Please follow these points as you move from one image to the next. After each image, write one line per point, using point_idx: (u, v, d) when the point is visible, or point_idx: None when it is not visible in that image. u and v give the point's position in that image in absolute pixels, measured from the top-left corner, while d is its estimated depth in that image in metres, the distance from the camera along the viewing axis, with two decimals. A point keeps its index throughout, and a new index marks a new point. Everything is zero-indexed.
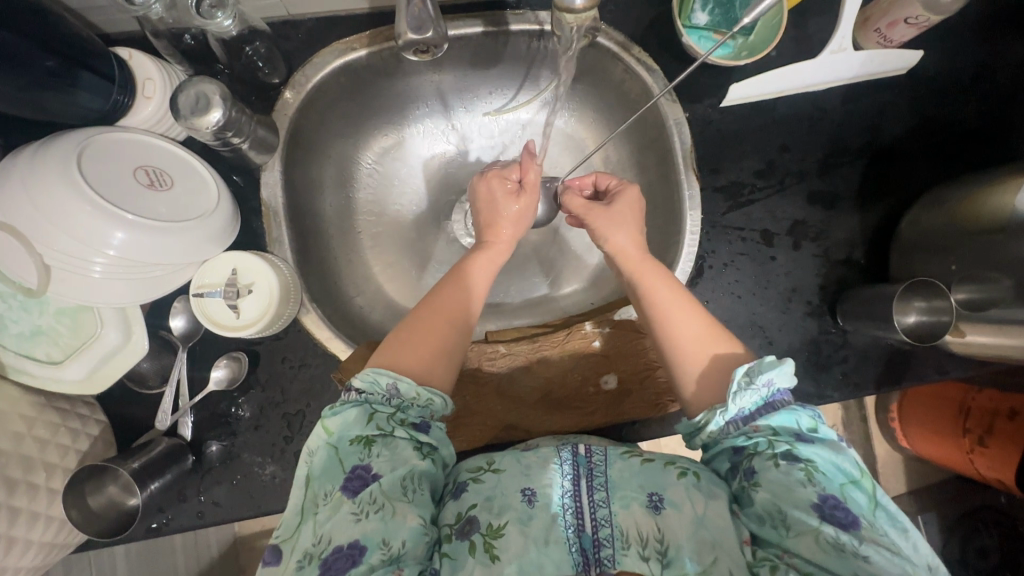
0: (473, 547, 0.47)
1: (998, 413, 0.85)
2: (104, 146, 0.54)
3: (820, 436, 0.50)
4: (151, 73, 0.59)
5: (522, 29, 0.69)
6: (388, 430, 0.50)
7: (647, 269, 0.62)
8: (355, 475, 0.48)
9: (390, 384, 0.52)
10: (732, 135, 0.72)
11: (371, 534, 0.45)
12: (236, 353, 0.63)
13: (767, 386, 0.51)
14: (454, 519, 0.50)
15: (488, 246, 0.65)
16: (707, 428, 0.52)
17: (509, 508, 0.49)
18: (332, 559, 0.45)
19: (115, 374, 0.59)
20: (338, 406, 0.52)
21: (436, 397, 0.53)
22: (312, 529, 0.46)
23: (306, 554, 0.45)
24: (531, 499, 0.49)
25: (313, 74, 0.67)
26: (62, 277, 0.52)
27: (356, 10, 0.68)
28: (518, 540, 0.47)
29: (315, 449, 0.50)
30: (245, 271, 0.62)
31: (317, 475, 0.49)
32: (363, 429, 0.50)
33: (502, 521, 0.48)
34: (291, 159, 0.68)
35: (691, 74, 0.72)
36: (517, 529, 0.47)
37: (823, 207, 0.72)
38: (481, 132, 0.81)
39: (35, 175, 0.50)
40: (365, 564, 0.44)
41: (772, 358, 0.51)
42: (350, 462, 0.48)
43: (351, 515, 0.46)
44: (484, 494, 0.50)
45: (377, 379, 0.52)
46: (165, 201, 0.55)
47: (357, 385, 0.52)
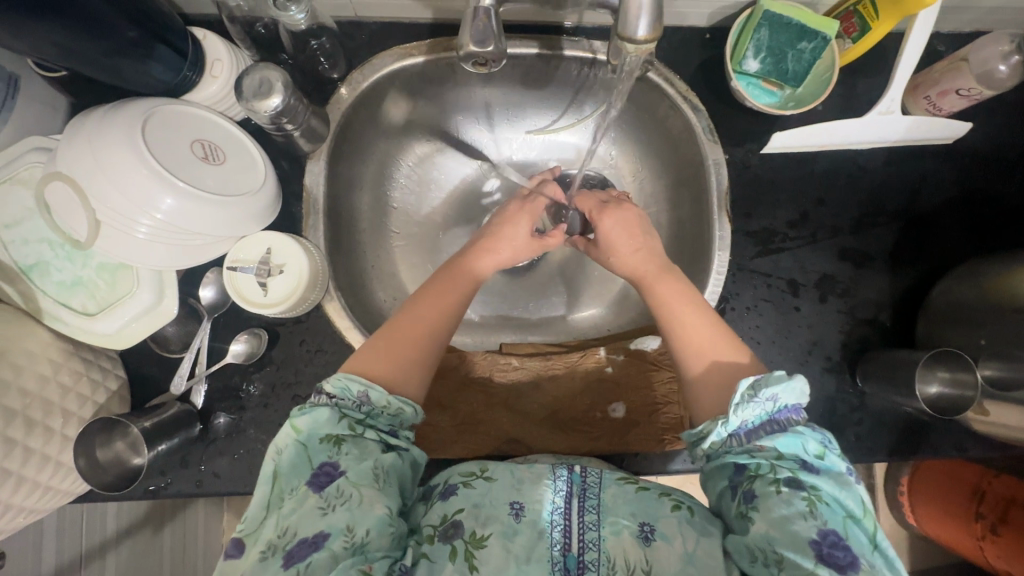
0: (454, 553, 0.47)
1: (1012, 501, 0.82)
2: (167, 117, 0.56)
3: (826, 464, 0.48)
4: (221, 54, 0.62)
5: (576, 55, 0.71)
6: (358, 432, 0.50)
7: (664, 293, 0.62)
8: (320, 473, 0.48)
9: (361, 391, 0.51)
10: (770, 182, 0.73)
11: (335, 522, 0.45)
12: (257, 331, 0.65)
13: (772, 400, 0.49)
14: (438, 522, 0.49)
15: (492, 252, 0.67)
16: (708, 439, 0.51)
17: (494, 520, 0.48)
18: (295, 550, 0.44)
19: (146, 331, 0.59)
20: (308, 406, 0.51)
21: (406, 407, 0.52)
22: (274, 522, 0.45)
23: (271, 544, 0.44)
24: (518, 512, 0.49)
25: (370, 73, 0.69)
26: (110, 234, 0.54)
27: (419, 19, 0.71)
28: (499, 552, 0.46)
29: (286, 444, 0.49)
30: (279, 252, 0.63)
31: (282, 470, 0.48)
32: (334, 427, 0.49)
33: (486, 531, 0.47)
34: (337, 151, 0.70)
35: (736, 117, 0.73)
36: (499, 540, 0.47)
37: (853, 265, 0.71)
38: (522, 147, 0.83)
39: (99, 135, 0.52)
40: (327, 551, 0.44)
41: (780, 373, 0.50)
42: (317, 460, 0.48)
43: (316, 509, 0.46)
44: (473, 501, 0.50)
45: (349, 385, 0.52)
46: (214, 175, 0.57)
47: (329, 389, 0.52)
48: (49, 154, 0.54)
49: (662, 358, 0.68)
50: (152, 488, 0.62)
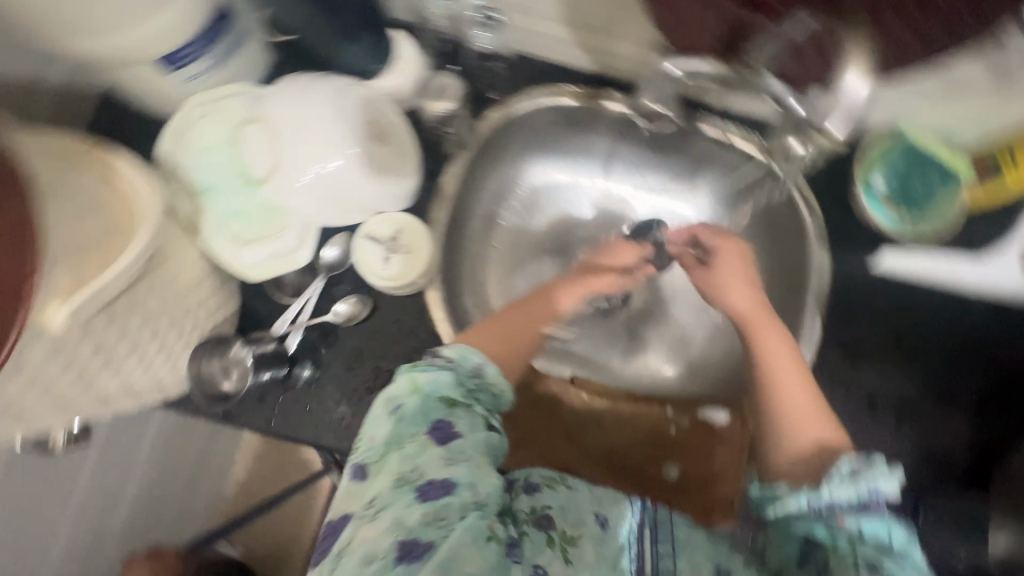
0: (550, 541, 0.44)
1: None
2: (356, 97, 0.64)
3: (911, 560, 0.40)
4: (406, 53, 0.68)
5: (710, 132, 0.76)
6: (471, 402, 0.49)
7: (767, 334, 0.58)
8: (437, 428, 0.46)
9: (478, 364, 0.51)
10: (868, 296, 0.74)
11: (460, 475, 0.43)
12: (363, 298, 0.69)
13: (870, 483, 0.41)
14: (528, 510, 0.47)
15: (585, 279, 0.67)
16: (782, 503, 0.44)
17: (583, 522, 0.46)
18: (423, 490, 0.42)
19: (279, 272, 0.63)
20: (425, 365, 0.49)
21: (507, 392, 0.52)
22: (398, 459, 0.43)
23: (399, 477, 0.43)
24: (604, 523, 0.46)
25: (522, 102, 0.77)
26: (282, 179, 0.61)
27: (579, 67, 0.78)
28: (592, 553, 0.44)
29: (410, 392, 0.47)
30: (407, 237, 0.69)
31: (400, 415, 0.46)
32: (453, 389, 0.48)
33: (577, 532, 0.45)
34: (474, 162, 0.77)
35: (851, 227, 0.75)
36: (592, 542, 0.44)
37: (935, 398, 0.71)
38: (631, 201, 0.88)
39: (305, 98, 0.61)
40: (457, 499, 0.42)
41: (883, 456, 0.42)
42: (435, 416, 0.46)
43: (440, 458, 0.44)
44: (559, 500, 0.48)
45: (467, 355, 0.51)
46: (376, 154, 0.64)
47: (448, 353, 0.51)
48: (257, 99, 0.62)
49: (726, 435, 0.69)
50: (225, 414, 0.67)
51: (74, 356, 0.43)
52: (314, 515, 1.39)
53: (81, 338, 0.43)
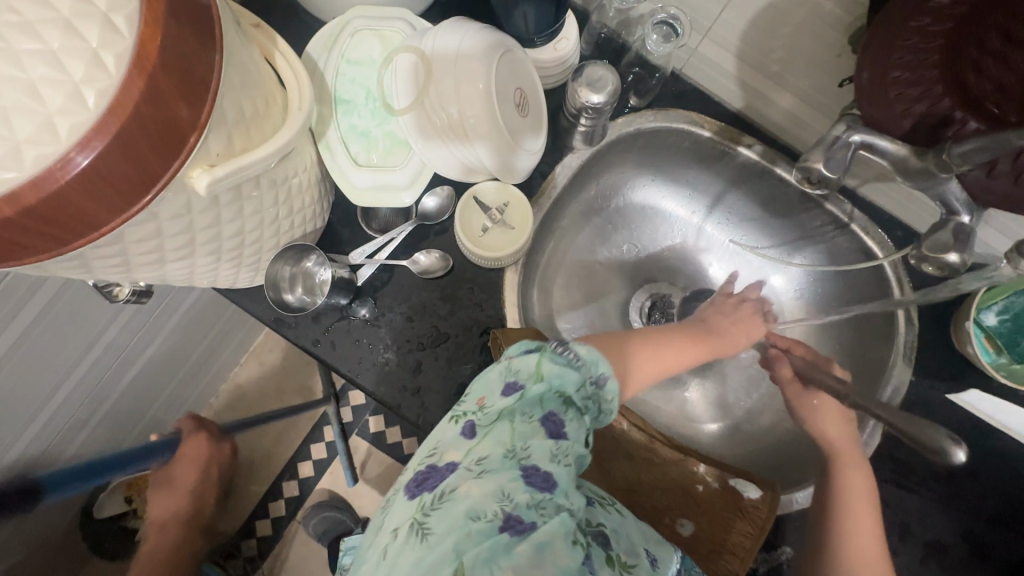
0: (610, 562, 0.43)
1: None
2: (514, 57, 0.62)
3: None
4: (572, 35, 0.67)
5: (832, 211, 0.74)
6: (584, 408, 0.48)
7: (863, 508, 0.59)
8: (549, 419, 0.46)
9: (604, 375, 0.48)
10: (937, 426, 0.71)
11: (561, 474, 0.44)
12: (445, 257, 0.68)
13: None
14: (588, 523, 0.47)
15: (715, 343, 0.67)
16: None
17: (637, 555, 0.46)
18: (528, 474, 0.42)
19: (379, 205, 0.62)
20: (555, 355, 0.48)
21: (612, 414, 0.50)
22: (510, 432, 0.44)
23: (509, 450, 0.43)
24: (653, 561, 0.47)
25: (659, 120, 0.75)
26: (418, 114, 0.59)
27: (727, 103, 0.76)
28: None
29: (538, 375, 0.46)
30: (512, 212, 0.67)
31: (522, 393, 0.46)
32: (574, 390, 0.47)
33: (633, 560, 0.45)
34: (591, 161, 0.76)
35: (942, 351, 0.72)
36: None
37: (968, 550, 0.68)
38: (720, 252, 0.87)
39: (469, 37, 0.58)
40: (554, 498, 0.42)
41: None
42: (550, 407, 0.46)
43: (548, 450, 0.44)
44: (612, 524, 0.47)
45: (596, 362, 0.48)
46: (514, 120, 0.61)
47: (579, 350, 0.48)
48: (418, 30, 0.60)
49: (753, 511, 0.65)
50: (276, 321, 0.67)
51: (194, 223, 0.43)
52: (296, 438, 1.40)
53: (207, 209, 0.42)
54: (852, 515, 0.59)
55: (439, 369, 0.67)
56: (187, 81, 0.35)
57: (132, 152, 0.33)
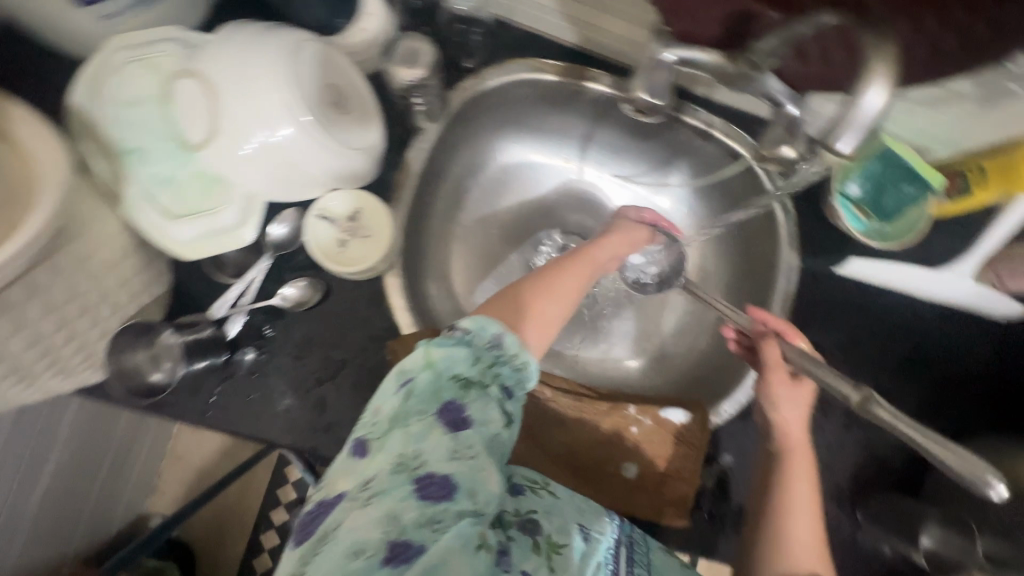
0: (537, 547, 0.43)
1: None
2: (313, 52, 0.55)
3: None
4: (374, 9, 0.60)
5: (693, 124, 0.73)
6: (485, 382, 0.44)
7: (798, 456, 0.55)
8: (447, 410, 0.42)
9: (498, 334, 0.45)
10: (832, 301, 0.75)
11: (462, 475, 0.40)
12: (315, 282, 0.64)
13: None
14: (516, 511, 0.46)
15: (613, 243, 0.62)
16: None
17: (569, 532, 0.45)
18: (424, 483, 0.39)
19: (218, 252, 0.56)
20: (445, 339, 0.45)
21: (532, 366, 0.46)
22: (403, 440, 0.41)
23: (400, 461, 0.40)
24: (586, 537, 0.46)
25: (500, 76, 0.71)
26: (221, 145, 0.52)
27: (563, 41, 0.72)
28: (575, 566, 0.44)
29: (426, 365, 0.43)
30: (367, 217, 0.63)
31: (413, 390, 0.43)
32: (468, 367, 0.44)
33: (565, 539, 0.45)
34: (443, 138, 0.71)
35: (821, 230, 0.75)
36: (575, 556, 0.44)
37: (883, 403, 0.73)
38: (606, 189, 0.84)
39: (251, 44, 0.51)
40: (453, 505, 0.39)
41: None
42: (448, 396, 0.43)
43: (445, 449, 0.41)
44: (544, 505, 0.47)
45: (485, 326, 0.46)
46: (336, 121, 0.56)
47: (465, 325, 0.46)
48: (190, 49, 0.53)
49: (686, 435, 0.68)
50: (155, 403, 0.61)
51: None
52: (257, 491, 1.34)
53: None
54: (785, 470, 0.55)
55: (346, 399, 0.63)
56: None
57: None
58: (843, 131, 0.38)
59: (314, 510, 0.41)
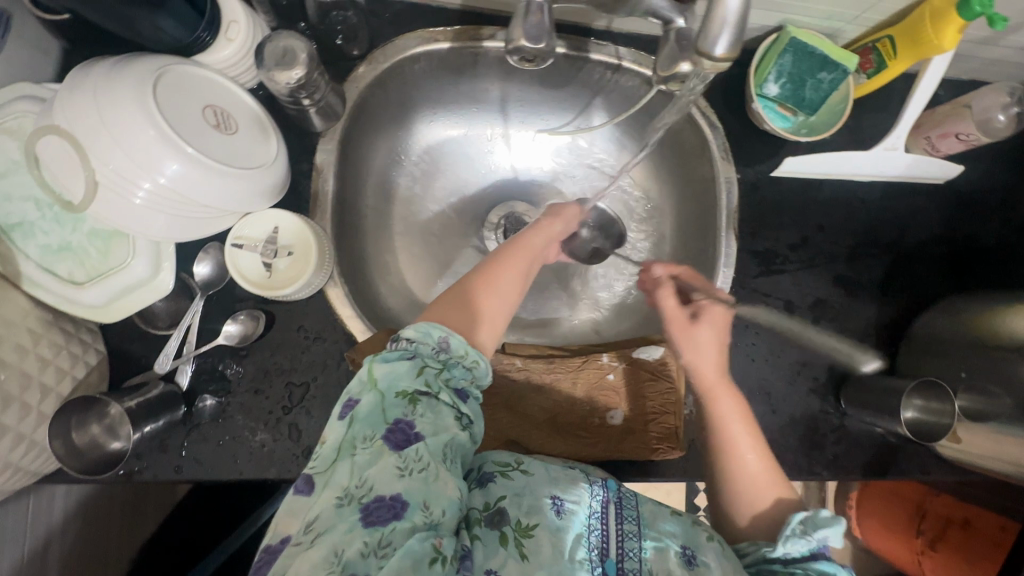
0: (504, 539, 0.48)
1: (952, 522, 1.01)
2: (178, 78, 0.52)
3: None
4: (238, 16, 0.57)
5: (600, 59, 0.71)
6: (434, 391, 0.49)
7: (723, 403, 0.60)
8: (395, 430, 0.46)
9: (443, 337, 0.51)
10: (777, 204, 0.74)
11: (412, 489, 0.44)
12: (255, 312, 0.62)
13: (821, 541, 0.50)
14: (483, 506, 0.50)
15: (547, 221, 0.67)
16: (750, 558, 0.52)
17: (539, 512, 0.49)
18: (372, 505, 0.43)
19: (137, 308, 0.54)
20: (390, 355, 0.50)
21: (482, 361, 0.52)
22: (348, 471, 0.44)
23: (345, 493, 0.44)
24: (560, 510, 0.49)
25: (392, 54, 0.67)
26: (106, 198, 0.49)
27: (447, 5, 0.69)
28: (548, 544, 0.47)
29: (366, 390, 0.47)
30: (286, 233, 0.60)
31: (355, 419, 0.47)
32: (411, 383, 0.48)
33: (533, 521, 0.48)
34: (350, 133, 0.68)
35: (750, 137, 0.74)
36: (546, 534, 0.48)
37: (844, 292, 0.74)
38: (532, 147, 0.82)
39: (106, 84, 0.48)
40: (406, 520, 0.43)
41: (830, 513, 0.50)
42: (393, 415, 0.47)
43: (392, 466, 0.44)
44: (514, 489, 0.51)
45: (430, 332, 0.51)
46: (226, 144, 0.53)
47: (410, 335, 0.51)
48: (44, 103, 0.49)
49: (662, 369, 0.69)
50: (125, 473, 0.59)
51: None
52: None
53: None
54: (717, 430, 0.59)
55: (318, 420, 0.62)
56: None
57: None
58: (713, 37, 0.39)
59: (266, 552, 0.44)
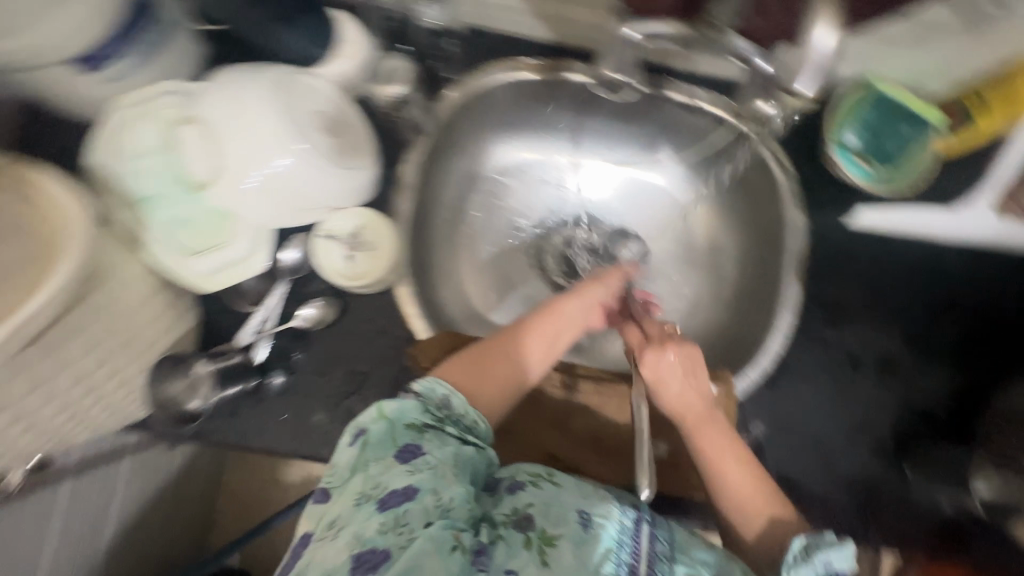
0: (528, 542, 0.47)
1: None
2: (299, 87, 0.60)
3: None
4: (351, 35, 0.63)
5: (676, 98, 0.74)
6: (440, 423, 0.53)
7: (705, 432, 0.56)
8: (405, 448, 0.50)
9: (444, 395, 0.55)
10: (847, 254, 0.73)
11: (424, 482, 0.47)
12: (330, 300, 0.67)
13: (826, 567, 0.44)
14: (509, 512, 0.50)
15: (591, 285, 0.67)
16: None
17: (565, 523, 0.48)
18: (387, 498, 0.46)
19: (238, 279, 0.61)
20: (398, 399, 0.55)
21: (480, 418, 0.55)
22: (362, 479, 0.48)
23: (362, 496, 0.47)
24: (587, 522, 0.49)
25: (481, 79, 0.73)
26: (225, 181, 0.56)
27: (537, 38, 0.74)
28: (571, 554, 0.47)
29: (375, 419, 0.51)
30: (370, 232, 0.66)
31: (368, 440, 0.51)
32: (419, 415, 0.52)
33: (558, 531, 0.48)
34: (435, 148, 0.74)
35: (825, 185, 0.73)
36: (569, 544, 0.47)
37: (916, 353, 0.71)
38: (603, 176, 0.84)
39: (242, 91, 0.57)
40: (419, 504, 0.46)
41: (832, 534, 0.46)
42: (402, 439, 0.51)
43: (403, 471, 0.48)
44: (542, 498, 0.51)
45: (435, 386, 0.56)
46: (329, 145, 0.60)
47: (416, 388, 0.56)
48: (192, 95, 0.57)
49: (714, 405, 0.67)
50: (198, 431, 0.64)
51: None
52: None
53: None
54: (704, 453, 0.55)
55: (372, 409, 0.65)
56: None
57: None
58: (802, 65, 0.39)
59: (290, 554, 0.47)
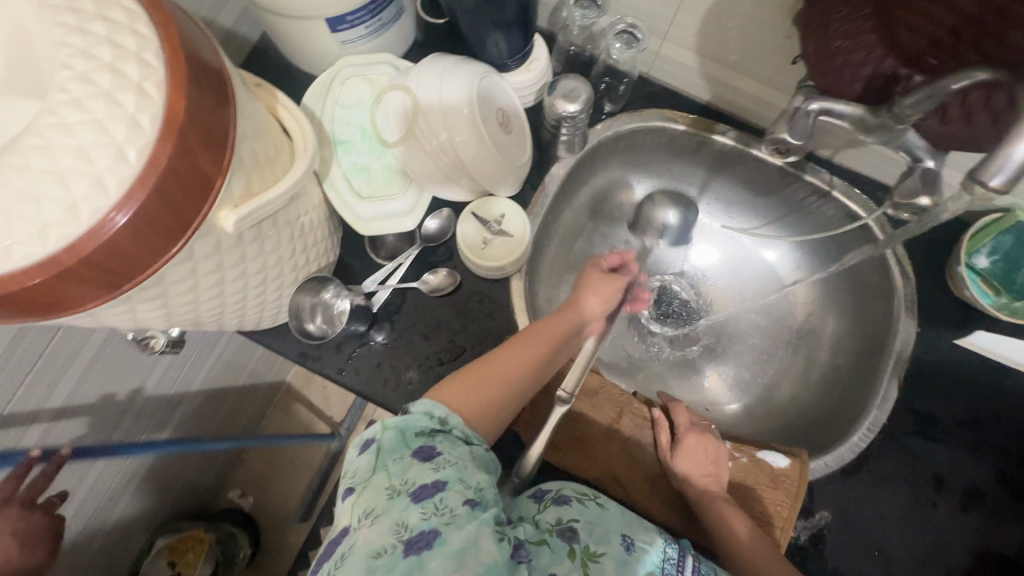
0: (572, 552, 0.53)
1: None
2: (494, 83, 0.67)
3: None
4: (541, 56, 0.73)
5: (812, 181, 0.76)
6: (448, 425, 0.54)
7: (728, 512, 0.61)
8: (422, 448, 0.51)
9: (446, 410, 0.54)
10: (954, 374, 0.72)
11: (450, 473, 0.49)
12: (453, 273, 0.72)
13: None
14: (554, 520, 0.56)
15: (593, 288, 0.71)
16: None
17: (609, 542, 0.54)
18: (419, 490, 0.48)
19: (385, 231, 0.69)
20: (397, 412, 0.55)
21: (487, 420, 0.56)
22: (387, 476, 0.49)
23: (390, 489, 0.49)
24: (628, 546, 0.54)
25: (635, 119, 0.79)
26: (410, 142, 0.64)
27: (696, 97, 0.80)
28: (613, 571, 0.51)
29: (387, 428, 0.52)
30: (508, 222, 0.72)
31: (381, 446, 0.51)
32: (428, 422, 0.53)
33: (601, 549, 0.53)
34: (577, 168, 0.80)
35: (944, 300, 0.74)
36: (613, 562, 0.52)
37: (1009, 494, 0.68)
38: (714, 236, 0.89)
39: (450, 67, 0.64)
40: (451, 491, 0.48)
41: None
42: (417, 441, 0.52)
43: (428, 466, 0.49)
44: (586, 516, 0.56)
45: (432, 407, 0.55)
46: (501, 137, 0.67)
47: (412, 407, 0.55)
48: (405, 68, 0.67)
49: (782, 477, 0.67)
50: (306, 355, 0.70)
51: (222, 261, 0.47)
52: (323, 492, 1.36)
53: (232, 247, 0.47)
54: (726, 534, 0.60)
55: None
56: (206, 137, 0.38)
57: (168, 203, 0.37)
58: (992, 169, 0.39)
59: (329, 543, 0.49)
